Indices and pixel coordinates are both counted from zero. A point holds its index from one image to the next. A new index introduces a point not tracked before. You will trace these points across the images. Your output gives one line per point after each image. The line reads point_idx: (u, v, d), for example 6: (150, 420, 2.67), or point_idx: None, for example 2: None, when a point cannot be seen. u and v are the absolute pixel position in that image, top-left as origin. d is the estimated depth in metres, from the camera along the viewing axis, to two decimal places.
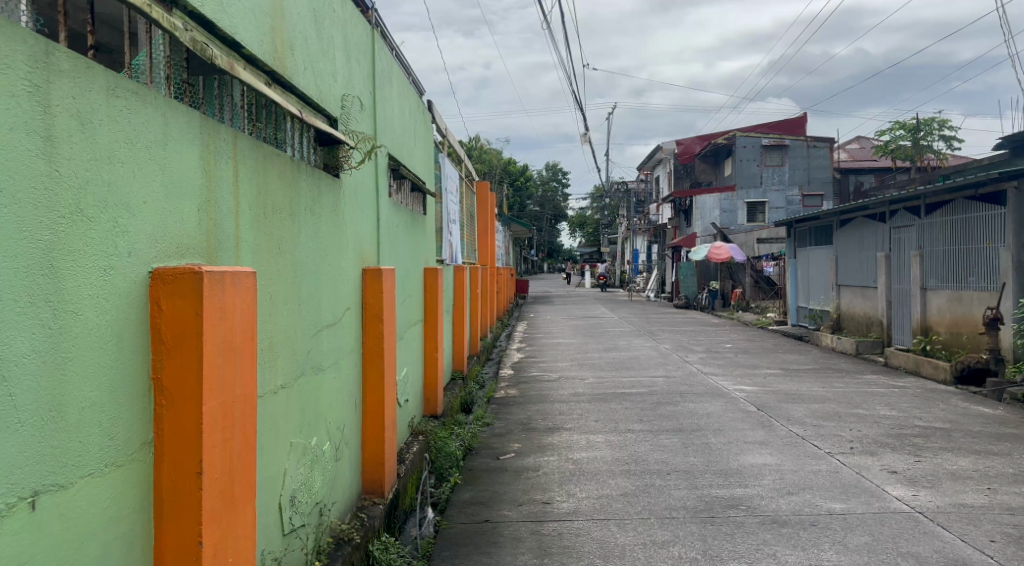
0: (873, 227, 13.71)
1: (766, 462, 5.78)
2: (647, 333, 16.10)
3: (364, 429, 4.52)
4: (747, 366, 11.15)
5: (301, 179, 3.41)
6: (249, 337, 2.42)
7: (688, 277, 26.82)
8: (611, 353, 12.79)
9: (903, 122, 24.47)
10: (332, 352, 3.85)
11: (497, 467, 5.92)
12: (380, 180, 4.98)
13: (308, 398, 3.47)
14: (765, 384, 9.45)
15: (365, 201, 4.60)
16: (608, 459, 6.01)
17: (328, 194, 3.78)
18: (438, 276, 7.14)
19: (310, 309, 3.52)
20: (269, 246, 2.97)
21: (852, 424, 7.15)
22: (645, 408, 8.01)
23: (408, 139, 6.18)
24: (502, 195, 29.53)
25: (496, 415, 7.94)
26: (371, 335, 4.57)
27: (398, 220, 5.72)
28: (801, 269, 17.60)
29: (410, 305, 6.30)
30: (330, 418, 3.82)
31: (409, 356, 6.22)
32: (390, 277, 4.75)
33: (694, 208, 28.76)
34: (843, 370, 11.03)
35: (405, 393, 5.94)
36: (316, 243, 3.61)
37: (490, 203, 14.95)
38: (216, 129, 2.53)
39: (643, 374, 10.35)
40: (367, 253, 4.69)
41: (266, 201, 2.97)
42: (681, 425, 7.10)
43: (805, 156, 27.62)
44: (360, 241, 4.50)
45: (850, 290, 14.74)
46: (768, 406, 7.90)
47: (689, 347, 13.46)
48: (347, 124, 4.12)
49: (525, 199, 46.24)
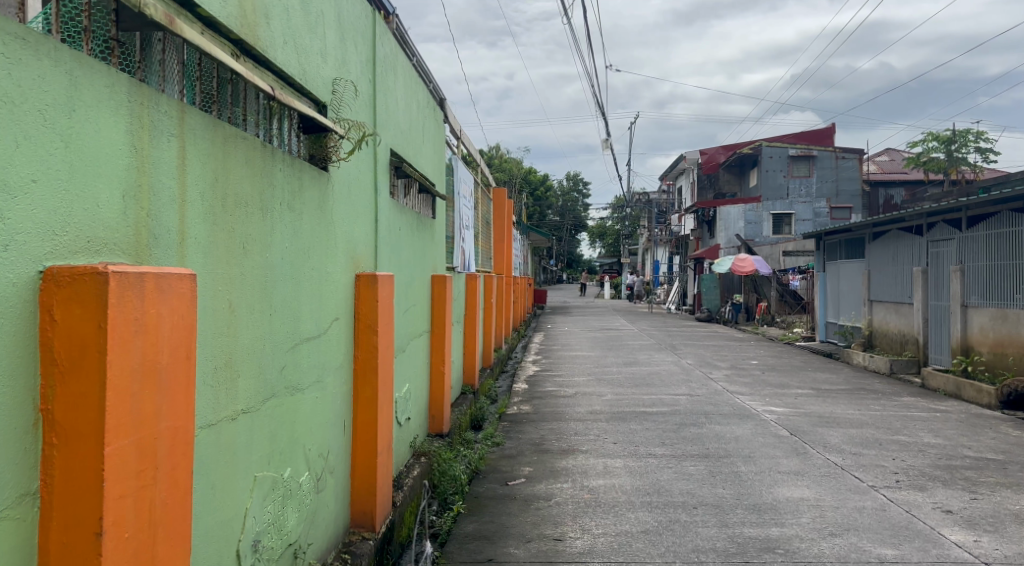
0: (909, 240, 13.05)
1: (804, 497, 5.22)
2: (669, 347, 15.51)
3: (354, 454, 4.04)
4: (776, 385, 10.54)
5: (276, 168, 2.94)
6: (183, 356, 1.96)
7: (710, 290, 26.15)
8: (631, 368, 12.25)
9: (936, 133, 23.71)
10: (312, 369, 3.37)
11: (505, 495, 5.41)
12: (379, 177, 4.51)
13: (279, 423, 3.00)
14: (796, 406, 8.85)
15: (360, 198, 4.13)
16: (628, 488, 5.47)
17: (310, 187, 3.31)
18: (446, 282, 6.65)
19: (287, 321, 3.05)
20: (227, 244, 2.51)
21: (895, 453, 6.55)
22: (667, 429, 7.45)
23: (415, 135, 5.72)
24: (522, 203, 29.06)
25: (507, 434, 7.43)
26: (365, 347, 4.09)
27: (401, 222, 5.24)
28: (830, 282, 16.94)
29: (414, 314, 5.81)
30: (309, 444, 3.36)
31: (412, 369, 5.73)
32: (387, 284, 4.28)
33: (717, 219, 28.09)
34: (879, 391, 10.38)
35: (405, 411, 5.44)
36: (295, 243, 3.15)
37: (508, 210, 14.47)
38: (154, 100, 2.07)
39: (666, 392, 9.77)
40: (362, 258, 4.21)
41: (226, 192, 2.51)
42: (707, 451, 6.54)
43: (833, 167, 26.90)
44: (353, 243, 4.04)
45: (883, 306, 14.07)
46: (801, 431, 7.32)
47: (713, 363, 12.86)
48: (338, 111, 3.65)
49: (545, 209, 45.81)
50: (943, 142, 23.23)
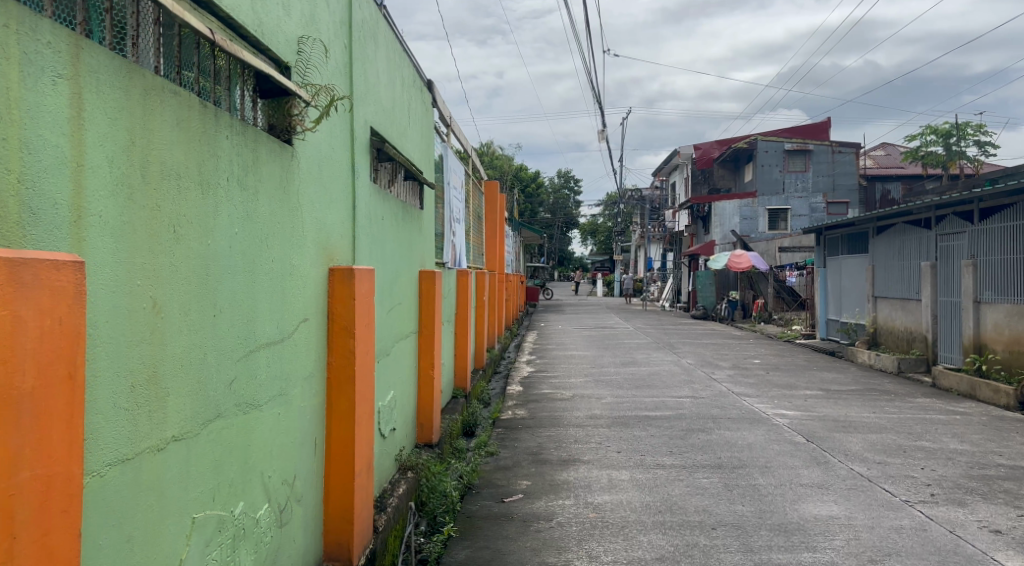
0: (916, 234, 12.58)
1: (834, 515, 4.69)
2: (667, 346, 14.99)
3: (328, 477, 3.49)
4: (783, 386, 10.02)
5: (222, 134, 2.39)
6: (63, 374, 1.40)
7: (706, 287, 25.68)
8: (629, 368, 11.72)
9: (934, 127, 23.30)
10: (272, 379, 2.82)
11: (501, 515, 4.86)
12: (356, 158, 3.96)
13: (229, 450, 2.45)
14: (807, 409, 8.34)
15: (333, 180, 3.58)
16: (637, 506, 4.93)
17: (269, 161, 2.75)
18: (435, 278, 6.09)
19: (238, 323, 2.50)
20: (150, 224, 1.96)
21: (921, 461, 6.03)
22: (674, 436, 6.93)
23: (400, 118, 5.17)
24: (513, 199, 28.52)
25: (501, 443, 6.88)
26: (339, 352, 3.53)
27: (384, 211, 4.69)
28: (831, 279, 16.48)
29: (400, 314, 5.26)
30: (268, 472, 2.81)
31: (397, 375, 5.17)
32: (367, 280, 3.73)
33: (712, 215, 27.61)
34: (890, 392, 9.91)
35: (390, 422, 4.90)
36: (250, 229, 2.60)
37: (500, 205, 13.94)
38: (27, 25, 1.53)
39: (669, 394, 9.25)
40: (338, 250, 3.65)
41: (150, 158, 1.96)
42: (720, 461, 6.02)
43: (829, 162, 26.47)
44: (326, 232, 3.47)
45: (888, 302, 13.60)
46: (818, 437, 6.82)
47: (715, 363, 12.35)
48: (304, 75, 3.09)
49: (536, 206, 45.23)
50: (941, 136, 22.83)
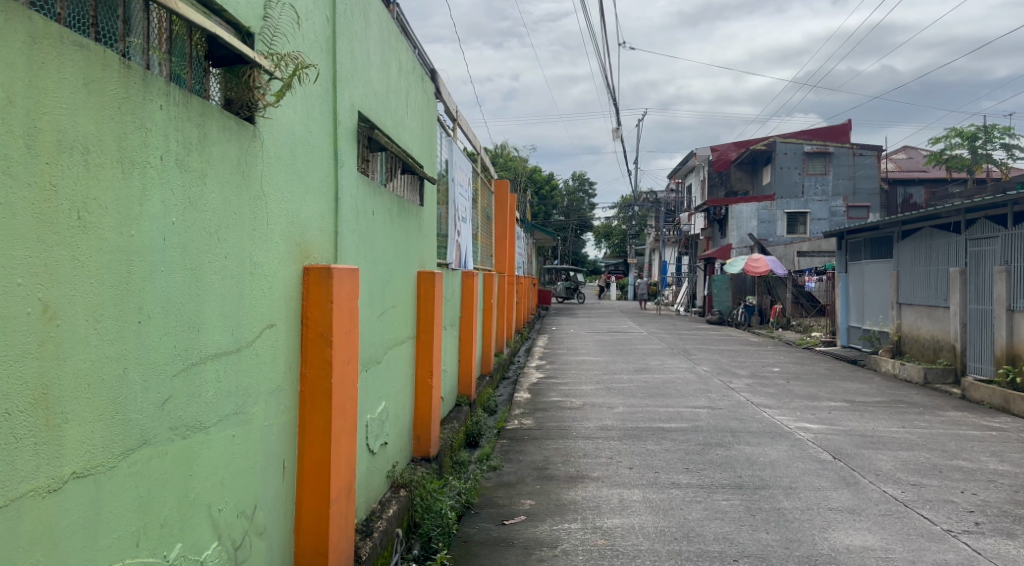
0: (944, 238, 12.04)
1: (869, 545, 4.22)
2: (681, 352, 14.50)
3: (300, 504, 3.09)
4: (805, 397, 9.53)
5: (153, 103, 2.00)
6: None
7: (722, 291, 25.13)
8: (643, 375, 11.27)
9: (959, 129, 22.66)
10: (225, 395, 2.42)
11: (501, 540, 4.44)
12: (340, 143, 3.55)
13: (161, 484, 2.05)
14: (832, 422, 7.85)
15: (309, 166, 3.18)
16: (650, 532, 4.50)
17: (219, 141, 2.36)
18: (434, 279, 5.68)
19: (174, 331, 2.11)
20: (38, 207, 1.58)
21: (959, 483, 5.54)
22: (690, 451, 6.48)
23: (395, 104, 4.76)
24: (526, 199, 28.08)
25: (506, 456, 6.46)
26: (314, 361, 3.12)
27: (376, 205, 4.28)
28: (853, 284, 15.93)
29: (395, 317, 4.85)
30: (219, 504, 2.40)
31: (390, 383, 4.76)
32: (349, 281, 3.32)
33: (729, 218, 27.04)
34: (918, 404, 9.39)
35: (381, 436, 4.50)
36: (192, 219, 2.21)
37: (511, 204, 13.52)
38: None
39: (684, 404, 8.80)
40: (316, 247, 3.25)
41: (39, 124, 1.58)
42: (740, 481, 5.57)
43: (850, 164, 25.88)
44: (300, 225, 3.07)
45: (914, 309, 13.05)
46: (845, 455, 6.36)
47: (732, 371, 11.86)
48: (269, 43, 2.68)
49: (550, 208, 44.77)
50: (967, 139, 22.19)
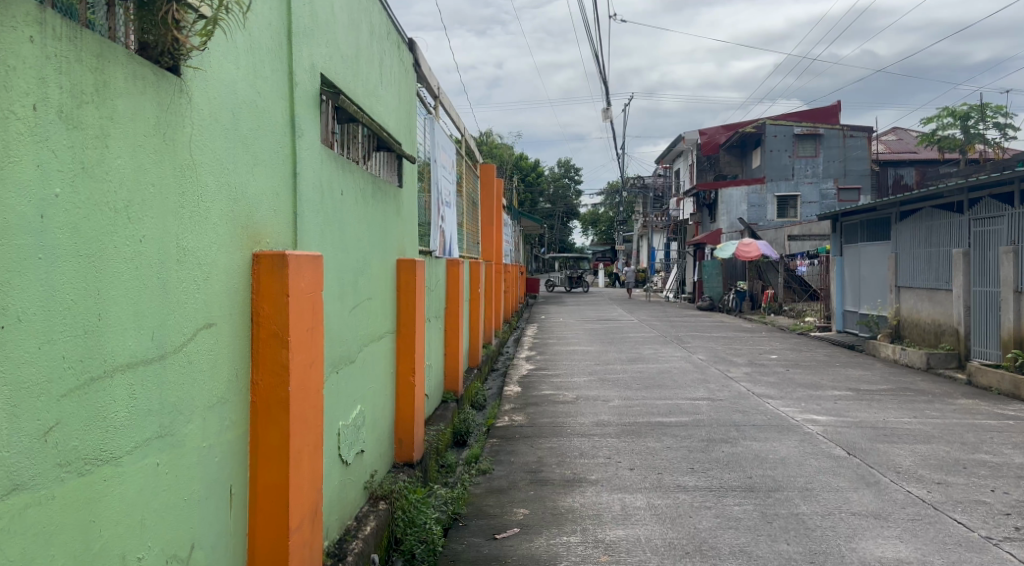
0: (946, 218, 11.64)
1: (904, 558, 3.79)
2: (675, 341, 14.08)
3: (253, 537, 2.61)
4: (808, 385, 9.13)
5: (18, 31, 1.49)
6: None
7: (712, 277, 24.74)
8: (637, 365, 10.83)
9: (951, 108, 22.31)
10: (144, 411, 1.92)
11: (491, 558, 3.98)
12: (297, 110, 3.03)
13: (43, 540, 1.55)
14: (840, 413, 7.44)
15: (257, 135, 2.66)
16: (658, 545, 4.05)
17: (128, 93, 1.85)
18: (415, 267, 5.17)
19: (61, 339, 1.61)
20: None
21: (986, 480, 5.13)
22: (694, 448, 6.03)
23: (367, 72, 4.22)
24: (513, 186, 27.50)
25: (496, 457, 5.99)
26: (268, 364, 2.63)
27: (346, 184, 3.76)
28: (849, 267, 15.57)
29: (371, 311, 4.35)
30: (140, 552, 1.91)
31: (366, 384, 4.27)
32: (309, 270, 2.81)
33: (719, 202, 26.63)
34: (925, 391, 9.01)
35: (356, 444, 4.01)
36: (87, 189, 1.70)
37: (497, 189, 13.00)
38: None
39: (682, 396, 8.35)
40: (269, 230, 2.74)
41: None
42: (752, 482, 5.13)
43: (840, 146, 25.58)
44: (247, 204, 2.56)
45: (914, 292, 12.68)
46: (860, 450, 5.95)
47: (729, 358, 11.44)
48: None
49: (536, 196, 44.21)
50: (959, 118, 21.85)
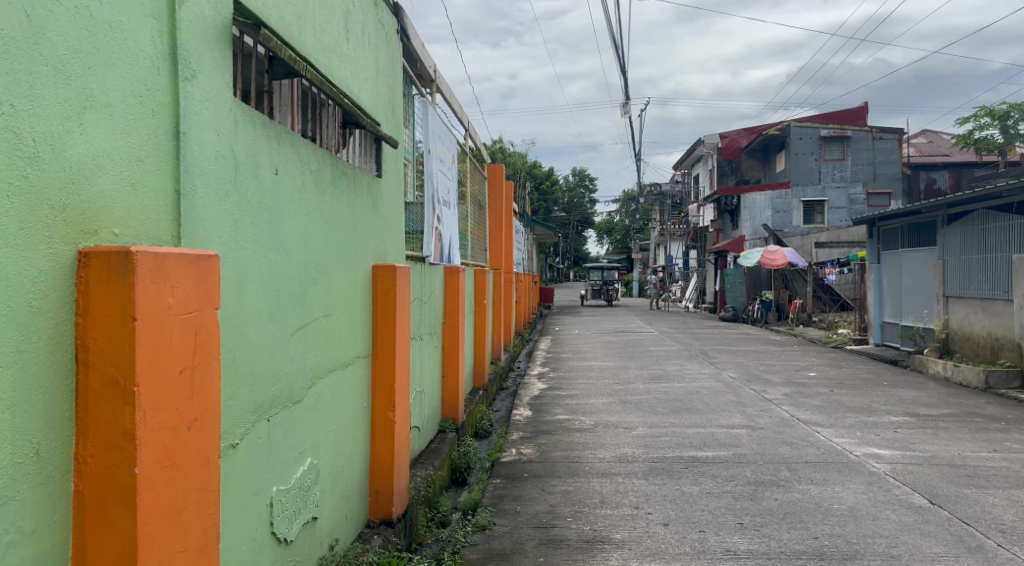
0: (1004, 221, 10.46)
1: None
2: (701, 355, 12.97)
3: None
4: (859, 410, 8.01)
5: None
6: None
7: (736, 286, 23.60)
8: (663, 384, 9.76)
9: (989, 107, 21.07)
10: None
11: None
12: (183, 39, 2.02)
13: None
14: (906, 447, 6.32)
15: (92, 63, 1.66)
16: None
17: None
18: (395, 275, 4.13)
19: None
20: None
21: None
22: (741, 495, 4.96)
23: (322, 17, 3.22)
24: (526, 193, 26.43)
25: (499, 504, 4.95)
26: (101, 429, 1.62)
27: (283, 159, 2.75)
28: (889, 276, 14.38)
29: (330, 332, 3.34)
30: None
31: (323, 427, 3.27)
32: (181, 280, 1.80)
33: (742, 208, 25.43)
34: (995, 416, 7.85)
35: (305, 509, 3.01)
36: None
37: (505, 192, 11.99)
38: None
39: (716, 423, 7.25)
40: (116, 221, 1.74)
41: None
42: (820, 546, 4.06)
43: (869, 149, 24.36)
44: (65, 173, 1.58)
45: (966, 303, 11.50)
46: (946, 498, 4.86)
47: (763, 376, 10.33)
48: None
49: (551, 203, 43.09)
50: (997, 118, 20.60)
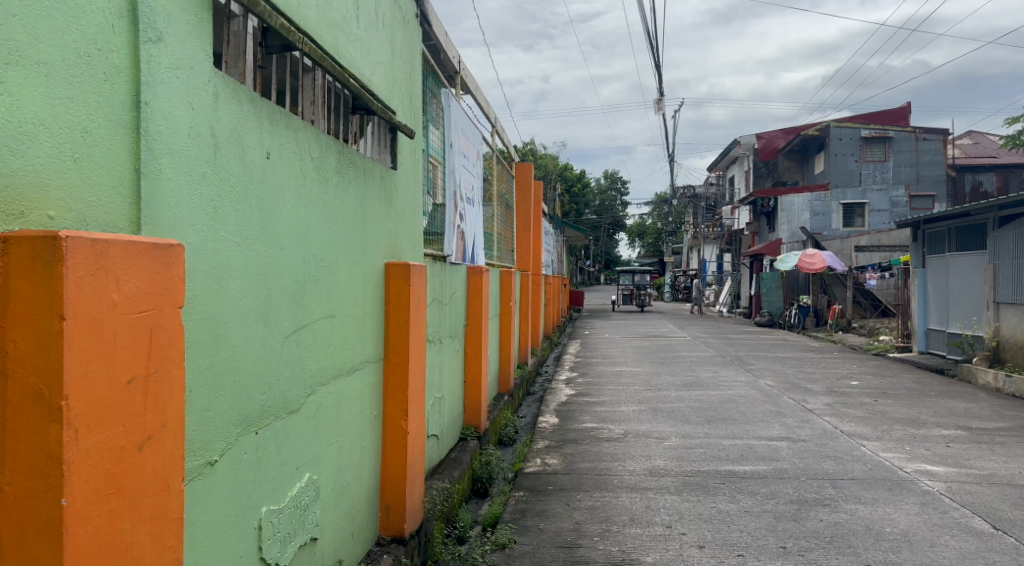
0: None
1: None
2: (736, 362, 12.51)
3: None
4: (907, 422, 7.55)
5: None
6: None
7: (772, 290, 22.97)
8: (697, 391, 9.35)
9: None
10: None
11: None
12: None
13: None
14: (961, 463, 5.87)
15: (17, 11, 1.39)
16: None
17: None
18: (409, 273, 3.83)
19: None
20: None
21: None
22: (783, 516, 4.57)
23: None
24: (557, 195, 26.03)
25: (520, 520, 4.63)
26: (21, 452, 1.34)
27: (276, 141, 2.47)
28: (936, 281, 13.76)
29: (334, 335, 3.06)
30: None
31: (326, 437, 2.99)
32: (128, 273, 1.52)
33: (779, 210, 24.78)
34: None
35: (301, 529, 2.73)
36: None
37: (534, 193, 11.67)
38: None
39: (754, 434, 6.84)
40: (52, 202, 1.47)
41: None
42: None
43: (912, 150, 23.58)
44: None
45: (1019, 309, 10.89)
46: (1011, 523, 4.42)
47: (802, 385, 9.86)
48: None
49: (582, 206, 42.62)
50: None
